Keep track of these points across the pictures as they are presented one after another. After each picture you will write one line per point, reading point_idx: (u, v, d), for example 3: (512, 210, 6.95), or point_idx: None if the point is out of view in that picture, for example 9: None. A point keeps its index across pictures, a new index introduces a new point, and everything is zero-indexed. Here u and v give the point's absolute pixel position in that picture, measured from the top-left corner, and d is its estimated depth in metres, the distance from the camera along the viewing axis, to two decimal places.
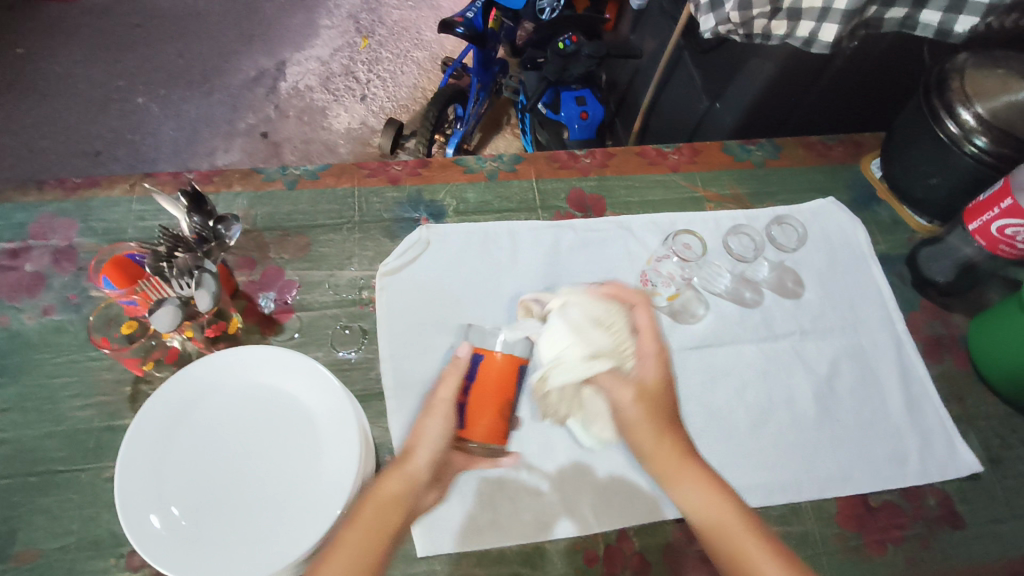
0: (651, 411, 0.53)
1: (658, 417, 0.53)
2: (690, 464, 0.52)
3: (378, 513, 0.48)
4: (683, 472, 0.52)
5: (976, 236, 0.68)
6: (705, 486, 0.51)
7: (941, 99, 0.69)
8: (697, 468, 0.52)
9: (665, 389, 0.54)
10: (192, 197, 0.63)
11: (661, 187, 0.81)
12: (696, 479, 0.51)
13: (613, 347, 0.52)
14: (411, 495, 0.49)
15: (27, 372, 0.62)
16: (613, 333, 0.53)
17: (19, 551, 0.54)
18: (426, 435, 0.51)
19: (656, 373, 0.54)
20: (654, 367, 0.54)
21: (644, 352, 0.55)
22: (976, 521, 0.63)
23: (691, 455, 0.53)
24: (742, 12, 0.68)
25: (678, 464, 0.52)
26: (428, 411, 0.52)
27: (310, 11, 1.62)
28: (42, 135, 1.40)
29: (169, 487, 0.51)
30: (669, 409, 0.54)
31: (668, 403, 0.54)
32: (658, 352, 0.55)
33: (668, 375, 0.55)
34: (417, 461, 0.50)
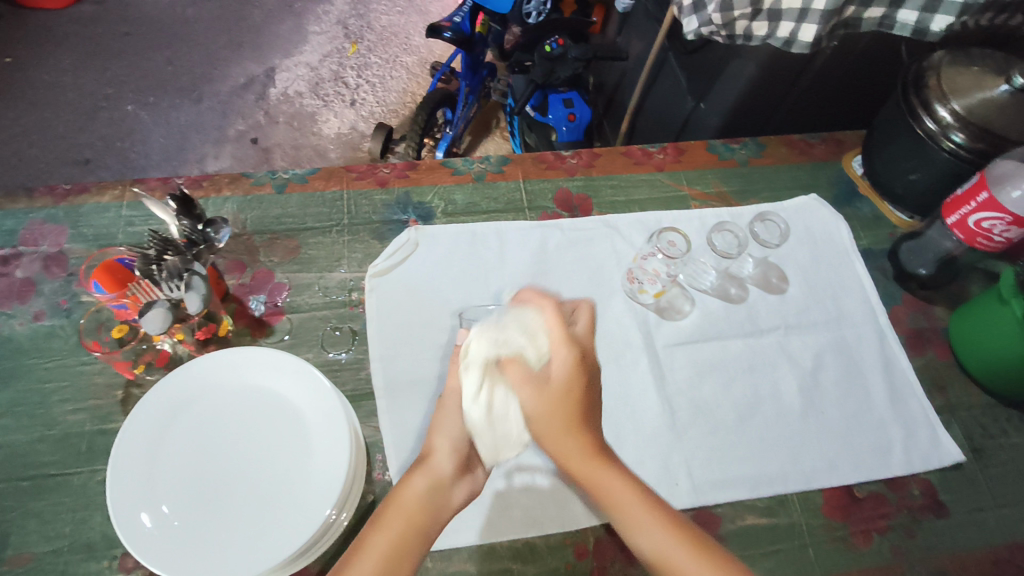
0: (556, 420, 0.48)
1: (566, 426, 0.48)
2: (606, 474, 0.47)
3: (403, 510, 0.47)
4: (602, 489, 0.47)
5: (955, 229, 0.70)
6: (626, 501, 0.47)
7: (919, 97, 0.70)
8: (615, 475, 0.47)
9: (574, 393, 0.48)
10: (181, 201, 0.63)
11: (647, 186, 0.82)
12: (616, 493, 0.47)
13: (523, 342, 0.51)
14: (435, 491, 0.48)
15: (18, 378, 0.62)
16: (530, 329, 0.51)
17: (11, 555, 0.54)
18: (442, 429, 0.53)
19: (562, 375, 0.49)
20: (563, 369, 0.49)
21: (555, 354, 0.49)
22: (960, 509, 0.64)
23: (606, 463, 0.48)
24: (724, 13, 0.69)
25: (591, 467, 0.48)
26: (442, 409, 0.54)
27: (299, 18, 1.64)
28: (31, 143, 1.40)
29: (160, 486, 0.52)
30: (577, 413, 0.48)
31: (578, 407, 0.48)
32: (568, 351, 0.49)
33: (581, 377, 0.49)
34: (438, 458, 0.51)
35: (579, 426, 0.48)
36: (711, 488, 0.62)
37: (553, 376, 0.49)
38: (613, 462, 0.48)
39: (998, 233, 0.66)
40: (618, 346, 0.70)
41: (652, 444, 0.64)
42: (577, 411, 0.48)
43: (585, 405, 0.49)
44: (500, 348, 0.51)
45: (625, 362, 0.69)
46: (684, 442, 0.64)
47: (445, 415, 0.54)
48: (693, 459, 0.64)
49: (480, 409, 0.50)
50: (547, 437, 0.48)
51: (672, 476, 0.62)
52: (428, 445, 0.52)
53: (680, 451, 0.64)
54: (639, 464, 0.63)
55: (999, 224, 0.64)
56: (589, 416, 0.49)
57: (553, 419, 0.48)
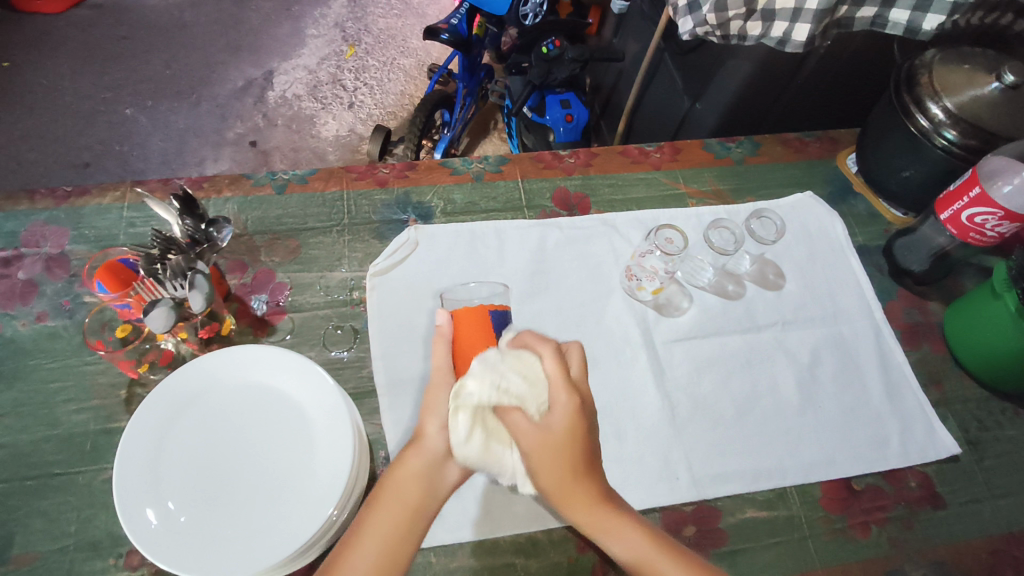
0: (565, 473, 0.46)
1: (574, 476, 0.46)
2: (611, 517, 0.48)
3: (397, 495, 0.47)
4: (606, 530, 0.48)
5: (948, 225, 0.70)
6: (632, 540, 0.48)
7: (911, 94, 0.71)
8: (619, 515, 0.48)
9: (577, 439, 0.46)
10: (184, 201, 0.64)
11: (644, 185, 0.83)
12: (620, 531, 0.48)
13: (524, 390, 0.46)
14: (429, 473, 0.48)
15: (22, 378, 0.62)
16: (530, 376, 0.47)
17: (17, 554, 0.54)
18: (435, 411, 0.50)
19: (565, 424, 0.46)
20: (564, 415, 0.46)
21: (556, 400, 0.47)
22: (957, 501, 0.65)
23: (611, 507, 0.48)
24: (719, 14, 0.70)
25: (595, 513, 0.48)
26: (432, 388, 0.51)
27: (296, 21, 1.64)
28: (30, 147, 1.41)
29: (165, 482, 0.52)
30: (582, 462, 0.47)
31: (583, 455, 0.47)
32: (569, 399, 0.47)
33: (583, 425, 0.47)
34: (430, 436, 0.49)
35: (585, 474, 0.47)
36: (710, 482, 0.63)
37: (557, 428, 0.46)
38: (619, 505, 0.49)
39: (990, 228, 0.66)
40: (617, 343, 0.70)
41: (651, 439, 0.65)
42: (582, 459, 0.47)
43: (588, 453, 0.47)
44: (500, 395, 0.45)
45: (624, 358, 0.69)
46: (683, 437, 0.65)
47: (436, 394, 0.50)
48: (693, 454, 0.64)
49: (471, 452, 0.45)
50: (556, 489, 0.46)
51: (672, 470, 0.63)
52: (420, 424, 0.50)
53: (680, 445, 0.65)
54: (640, 459, 0.63)
55: (991, 219, 0.65)
56: (593, 464, 0.48)
57: (562, 471, 0.46)
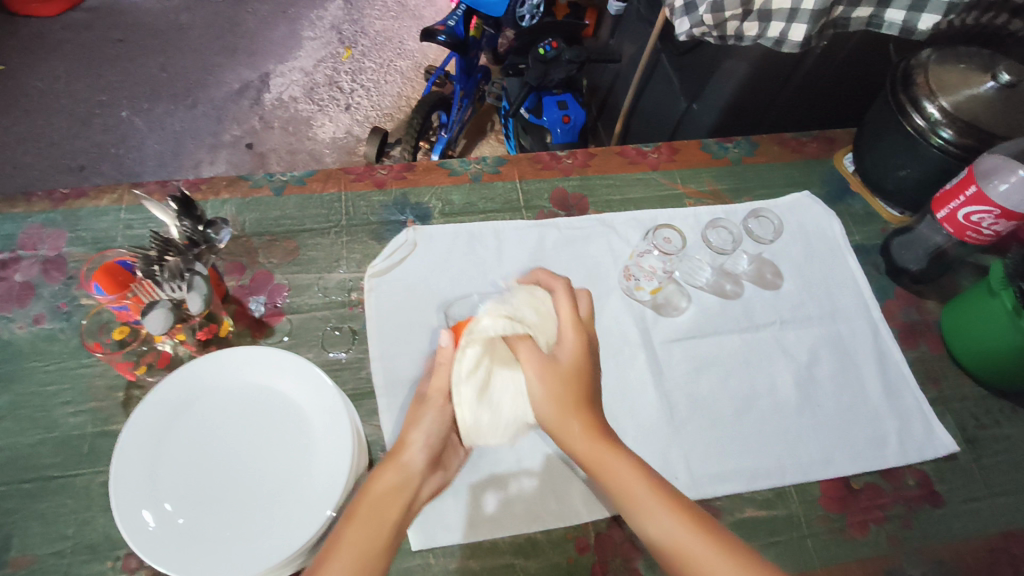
0: (565, 394, 0.50)
1: (576, 405, 0.50)
2: (611, 455, 0.48)
3: (376, 507, 0.47)
4: (604, 468, 0.48)
5: (945, 224, 0.71)
6: (629, 482, 0.47)
7: (908, 94, 0.71)
8: (621, 456, 0.48)
9: (581, 372, 0.52)
10: (182, 203, 0.63)
11: (642, 185, 0.83)
12: (617, 473, 0.47)
13: (535, 323, 0.54)
14: (406, 487, 0.48)
15: (19, 381, 0.62)
16: (542, 311, 0.55)
17: (13, 558, 0.54)
18: (419, 423, 0.52)
19: (572, 354, 0.52)
20: (572, 349, 0.52)
21: (564, 337, 0.53)
22: (956, 499, 0.65)
23: (610, 441, 0.49)
24: (715, 14, 0.70)
25: (595, 447, 0.49)
26: (423, 404, 0.54)
27: (293, 23, 1.64)
28: (25, 150, 1.40)
29: (163, 484, 0.52)
30: (585, 394, 0.51)
31: (585, 386, 0.51)
32: (577, 335, 0.53)
33: (588, 359, 0.53)
34: (410, 454, 0.50)
35: (587, 407, 0.51)
36: (709, 481, 0.63)
37: (563, 356, 0.52)
38: (618, 444, 0.49)
39: (987, 226, 0.67)
40: (615, 343, 0.70)
41: (651, 438, 0.65)
42: (584, 392, 0.51)
43: (591, 389, 0.52)
44: (513, 325, 0.53)
45: (623, 358, 0.69)
46: (682, 436, 0.65)
47: (420, 411, 0.53)
48: (692, 453, 0.64)
49: (472, 387, 0.52)
50: (556, 418, 0.50)
51: (671, 470, 0.63)
52: (402, 437, 0.52)
53: (679, 445, 0.65)
54: (639, 459, 0.63)
55: (988, 217, 0.65)
56: (594, 401, 0.52)
57: (563, 397, 0.50)
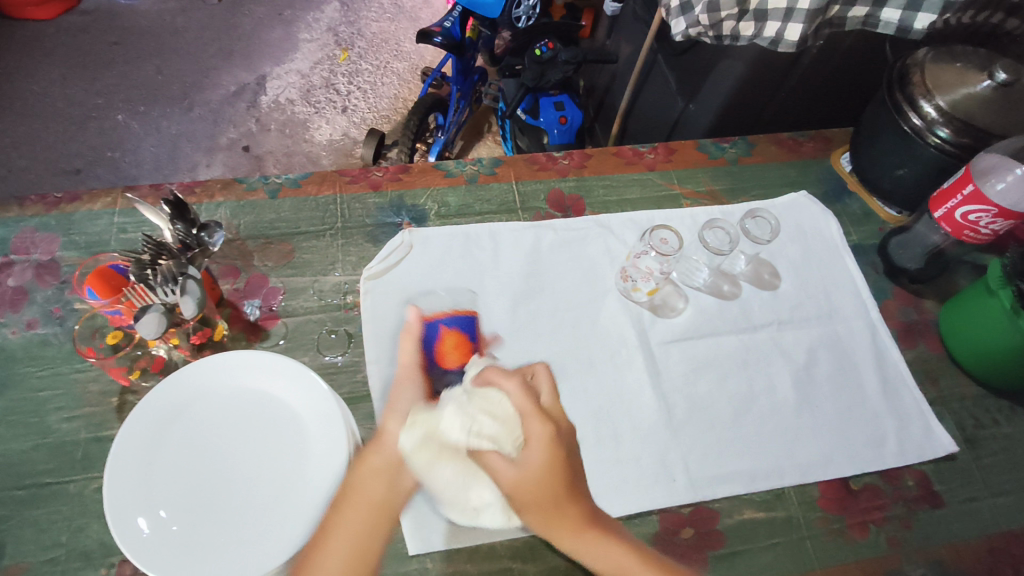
0: (546, 501, 0.48)
1: (556, 506, 0.48)
2: (598, 538, 0.49)
3: (364, 488, 0.50)
4: (592, 551, 0.49)
5: (942, 223, 0.70)
6: (618, 556, 0.49)
7: (904, 93, 0.71)
8: (605, 537, 0.50)
9: (555, 476, 0.49)
10: (175, 206, 0.63)
11: (638, 185, 0.83)
12: (608, 551, 0.49)
13: (496, 430, 0.50)
14: (390, 471, 0.51)
15: (12, 386, 0.62)
16: (501, 415, 0.50)
17: (7, 565, 0.53)
18: (398, 411, 0.54)
19: (543, 457, 0.49)
20: (540, 449, 0.49)
21: (529, 434, 0.50)
22: (955, 499, 0.65)
23: (595, 528, 0.50)
24: (711, 14, 0.70)
25: (582, 535, 0.49)
26: (398, 386, 0.55)
27: (289, 26, 1.64)
28: (21, 154, 1.40)
29: (157, 491, 0.52)
30: (563, 495, 0.49)
31: (564, 484, 0.49)
32: (542, 428, 0.50)
33: (560, 453, 0.49)
34: (388, 436, 0.52)
35: (569, 504, 0.49)
36: (708, 483, 0.62)
37: (534, 462, 0.48)
38: (607, 527, 0.51)
39: (984, 226, 0.66)
40: (612, 345, 0.70)
41: (647, 440, 0.64)
42: (562, 492, 0.49)
43: (571, 480, 0.50)
44: (472, 435, 0.49)
45: (620, 360, 0.69)
46: (680, 438, 0.65)
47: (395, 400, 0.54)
48: (690, 455, 0.64)
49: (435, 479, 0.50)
50: (538, 523, 0.49)
51: (669, 472, 0.63)
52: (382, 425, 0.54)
53: (677, 447, 0.64)
54: (637, 461, 0.63)
55: (985, 216, 0.65)
56: (578, 488, 0.50)
57: (539, 505, 0.48)
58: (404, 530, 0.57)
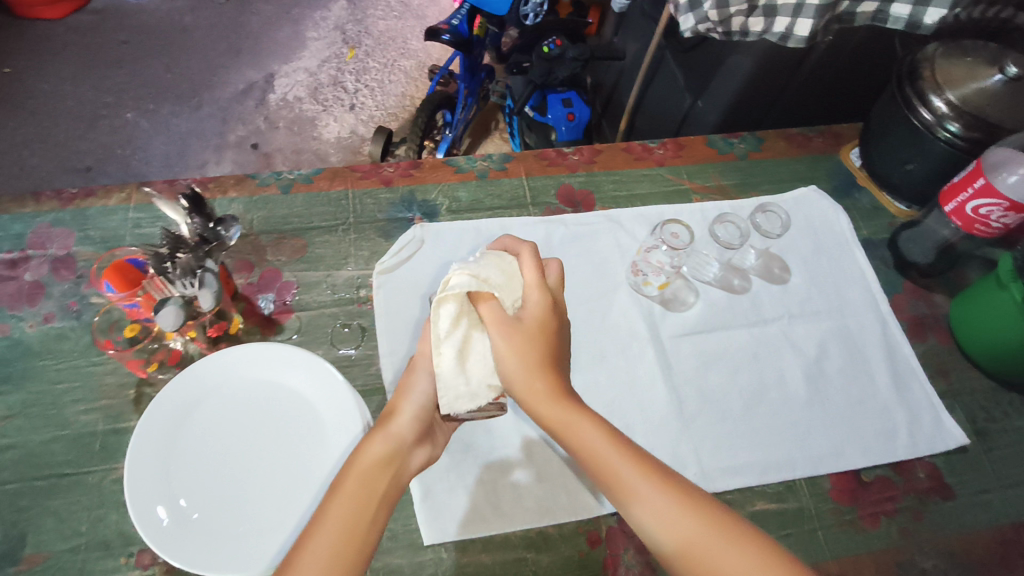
0: (530, 357, 0.50)
1: (537, 366, 0.50)
2: (573, 412, 0.49)
3: (363, 479, 0.48)
4: (567, 426, 0.49)
5: (952, 217, 0.71)
6: (591, 440, 0.48)
7: (914, 88, 0.71)
8: (581, 411, 0.49)
9: (547, 331, 0.52)
10: (193, 200, 0.63)
11: (648, 180, 0.83)
12: (583, 434, 0.48)
13: (501, 284, 0.53)
14: (394, 458, 0.50)
15: (30, 379, 0.62)
16: (508, 272, 0.54)
17: (29, 554, 0.54)
18: (411, 390, 0.55)
19: (536, 318, 0.52)
20: (536, 311, 0.52)
21: (529, 299, 0.53)
22: (967, 491, 0.65)
23: (573, 403, 0.50)
24: (720, 10, 0.69)
25: (559, 409, 0.49)
26: (414, 369, 0.56)
27: (296, 24, 1.65)
28: (32, 152, 1.41)
29: (177, 480, 0.52)
30: (548, 356, 0.51)
31: (551, 349, 0.52)
32: (541, 296, 0.53)
33: (553, 320, 0.53)
34: (398, 423, 0.52)
35: (550, 367, 0.51)
36: (719, 475, 0.63)
37: (529, 322, 0.52)
38: (581, 405, 0.50)
39: (995, 219, 0.66)
40: (624, 338, 0.71)
41: (659, 431, 0.65)
42: (549, 351, 0.51)
43: (556, 356, 0.52)
44: (480, 283, 0.52)
45: (631, 353, 0.70)
46: (692, 430, 0.65)
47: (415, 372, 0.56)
48: (702, 447, 0.64)
49: (452, 344, 0.52)
50: (521, 381, 0.50)
51: (681, 463, 0.63)
52: (394, 406, 0.54)
53: (689, 439, 0.65)
54: (649, 452, 0.63)
55: (996, 210, 0.65)
56: (560, 364, 0.52)
57: (527, 357, 0.50)
58: (420, 521, 0.58)
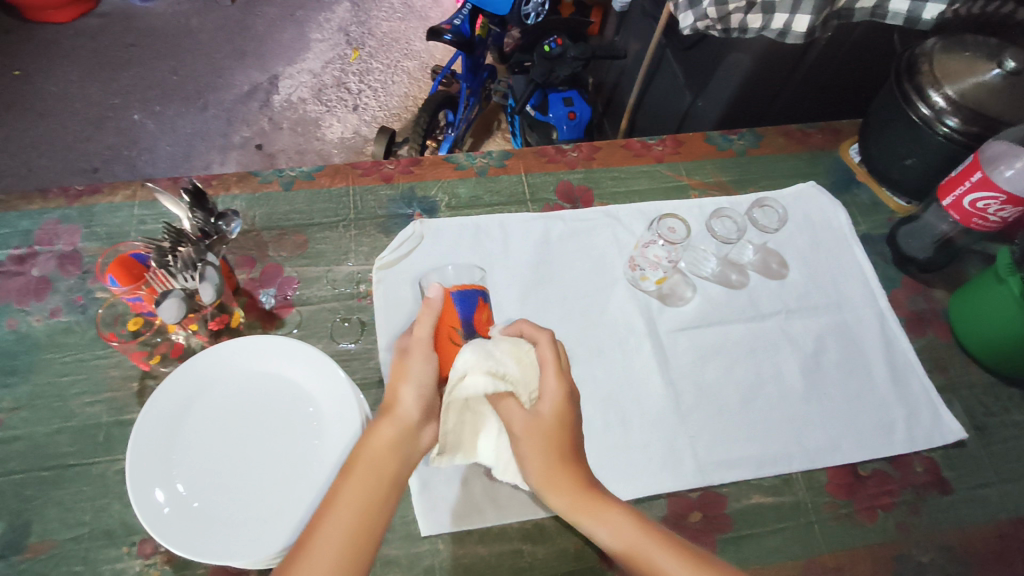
0: (552, 454, 0.51)
1: (561, 460, 0.51)
2: (598, 501, 0.50)
3: (373, 463, 0.48)
4: (593, 517, 0.49)
5: (950, 211, 0.70)
6: (619, 523, 0.49)
7: (912, 83, 0.71)
8: (609, 504, 0.50)
9: (563, 426, 0.52)
10: (193, 195, 0.65)
11: (647, 177, 0.84)
12: (607, 516, 0.49)
13: (517, 376, 0.50)
14: (402, 442, 0.49)
15: (36, 371, 0.64)
16: (525, 360, 0.52)
17: (33, 543, 0.55)
18: (410, 377, 0.51)
19: (554, 411, 0.52)
20: (553, 403, 0.52)
21: (546, 387, 0.52)
22: (964, 486, 0.65)
23: (601, 493, 0.51)
24: (719, 7, 0.71)
25: (583, 499, 0.50)
26: (408, 357, 0.52)
27: (301, 26, 1.66)
28: (41, 153, 1.43)
29: (177, 468, 0.53)
30: (567, 446, 0.51)
31: (569, 442, 0.52)
32: (560, 387, 0.52)
33: (569, 414, 0.52)
34: (405, 405, 0.50)
35: (571, 460, 0.51)
36: (715, 468, 0.63)
37: (547, 415, 0.51)
38: (608, 495, 0.51)
39: (992, 213, 0.67)
40: (622, 333, 0.71)
41: (656, 425, 0.65)
42: (566, 447, 0.51)
43: (573, 444, 0.52)
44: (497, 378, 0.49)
45: (628, 348, 0.70)
46: (689, 424, 0.65)
47: (408, 362, 0.52)
48: (699, 441, 0.64)
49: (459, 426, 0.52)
50: (540, 475, 0.51)
51: (677, 457, 0.63)
52: (393, 389, 0.52)
53: (686, 433, 0.65)
54: (646, 445, 0.64)
55: (993, 203, 0.65)
56: (578, 454, 0.52)
57: (548, 455, 0.51)
58: (417, 512, 0.59)
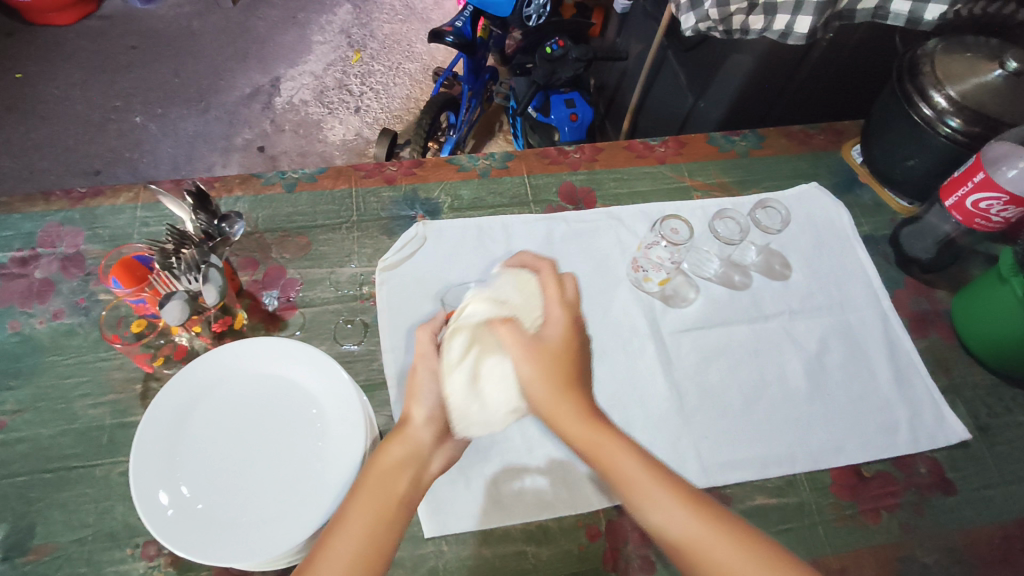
0: (556, 376, 0.50)
1: (564, 386, 0.50)
2: (609, 441, 0.48)
3: (383, 478, 0.49)
4: (604, 456, 0.48)
5: (953, 211, 0.70)
6: (628, 466, 0.47)
7: (914, 84, 0.71)
8: (616, 438, 0.48)
9: (570, 349, 0.52)
10: (198, 197, 0.65)
11: (649, 178, 0.84)
12: (616, 455, 0.48)
13: (519, 303, 0.56)
14: (413, 461, 0.51)
15: (39, 374, 0.64)
16: (527, 290, 0.57)
17: (37, 545, 0.55)
18: (418, 396, 0.54)
19: (559, 334, 0.52)
20: (558, 328, 0.53)
21: (551, 314, 0.53)
22: (968, 487, 0.65)
23: (609, 430, 0.49)
24: (721, 8, 0.70)
25: (595, 436, 0.48)
26: (415, 373, 0.55)
27: (302, 28, 1.67)
28: (43, 155, 1.43)
29: (182, 470, 0.53)
30: (575, 372, 0.51)
31: (574, 365, 0.51)
32: (564, 314, 0.53)
33: (575, 339, 0.52)
34: (416, 429, 0.52)
35: (575, 385, 0.51)
36: (719, 469, 0.63)
37: (551, 340, 0.52)
38: (620, 435, 0.49)
39: (995, 214, 0.66)
40: (625, 334, 0.71)
41: (659, 426, 0.65)
42: (571, 370, 0.51)
43: (578, 370, 0.52)
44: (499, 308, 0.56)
45: (631, 349, 0.70)
46: (692, 425, 0.65)
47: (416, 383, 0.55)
48: (702, 442, 0.64)
49: (463, 372, 0.54)
50: (545, 397, 0.50)
51: (681, 458, 0.63)
52: (405, 413, 0.54)
53: (689, 434, 0.65)
54: (650, 446, 0.64)
55: (996, 204, 0.65)
56: (582, 380, 0.51)
57: (552, 373, 0.50)
58: (421, 514, 0.59)
